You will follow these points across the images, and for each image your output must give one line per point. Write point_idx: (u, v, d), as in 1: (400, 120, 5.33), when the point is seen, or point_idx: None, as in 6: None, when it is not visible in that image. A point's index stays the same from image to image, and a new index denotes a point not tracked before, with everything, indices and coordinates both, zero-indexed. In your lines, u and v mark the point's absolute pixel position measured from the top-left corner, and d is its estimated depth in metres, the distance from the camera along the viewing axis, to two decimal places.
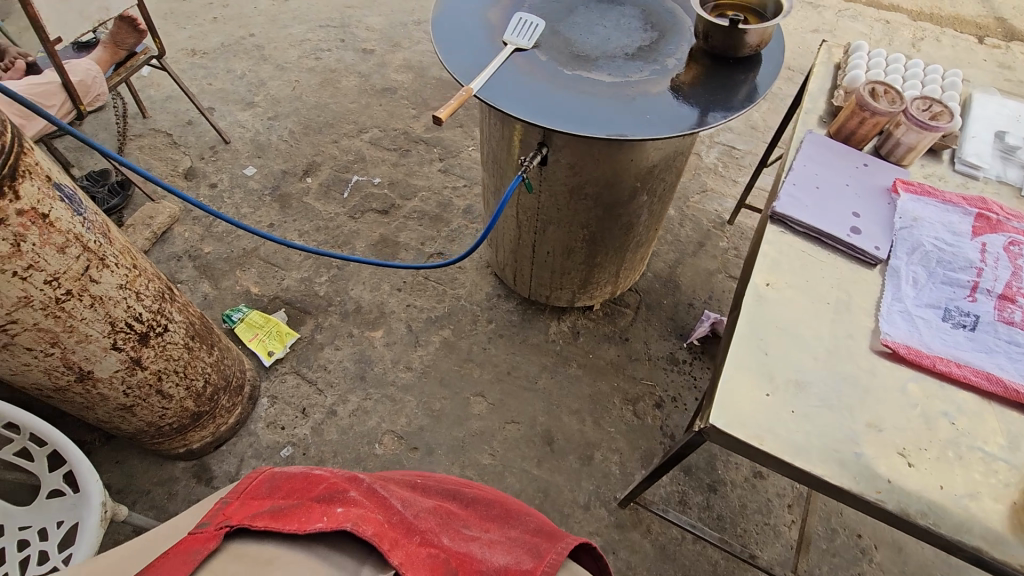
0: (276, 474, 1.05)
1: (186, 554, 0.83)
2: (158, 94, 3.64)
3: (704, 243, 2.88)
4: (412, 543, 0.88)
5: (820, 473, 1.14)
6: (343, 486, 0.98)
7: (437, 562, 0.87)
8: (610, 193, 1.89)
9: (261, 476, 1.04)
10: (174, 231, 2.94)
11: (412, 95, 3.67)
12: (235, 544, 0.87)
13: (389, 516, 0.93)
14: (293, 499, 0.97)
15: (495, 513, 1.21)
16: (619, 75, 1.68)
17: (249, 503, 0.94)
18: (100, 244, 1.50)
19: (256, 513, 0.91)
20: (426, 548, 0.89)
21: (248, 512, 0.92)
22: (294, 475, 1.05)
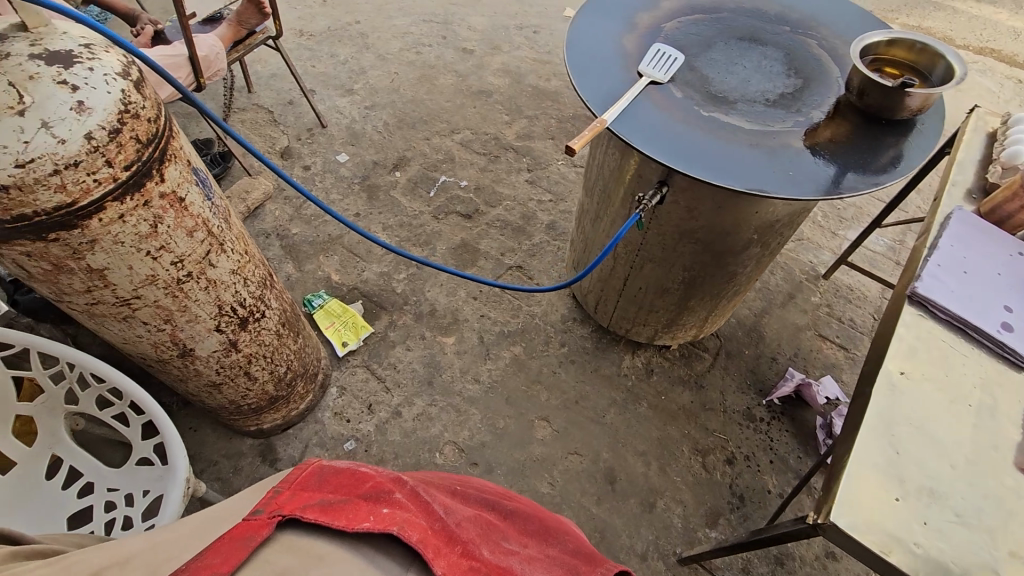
0: (323, 466, 0.95)
1: (237, 542, 0.76)
2: (264, 70, 3.75)
3: (795, 294, 2.72)
4: (454, 554, 0.81)
5: None
6: (389, 487, 0.90)
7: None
8: (723, 242, 1.80)
9: (309, 468, 0.94)
10: (265, 208, 3.02)
11: (507, 100, 3.64)
12: (287, 536, 0.80)
13: (433, 522, 0.86)
14: (340, 495, 0.89)
15: (536, 528, 1.22)
16: (758, 124, 1.60)
17: (300, 494, 0.87)
18: (222, 228, 1.53)
19: (307, 505, 0.84)
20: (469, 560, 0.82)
21: (299, 504, 0.84)
22: (341, 469, 0.95)
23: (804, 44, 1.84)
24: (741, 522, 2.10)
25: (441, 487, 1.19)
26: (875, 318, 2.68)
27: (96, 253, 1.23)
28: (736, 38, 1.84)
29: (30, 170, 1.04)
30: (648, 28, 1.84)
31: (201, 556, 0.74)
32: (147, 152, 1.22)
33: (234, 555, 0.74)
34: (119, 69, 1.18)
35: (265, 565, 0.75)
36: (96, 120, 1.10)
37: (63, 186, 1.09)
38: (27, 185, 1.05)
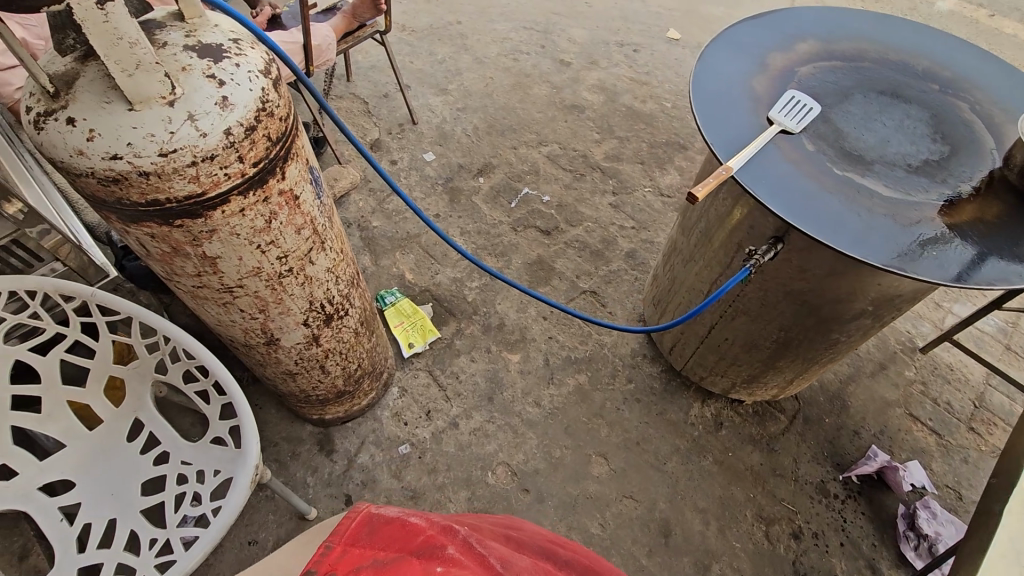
0: (372, 515, 1.00)
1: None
2: (364, 60, 3.82)
3: (886, 366, 2.57)
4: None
5: None
6: (440, 542, 0.95)
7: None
8: (833, 308, 1.67)
9: (360, 517, 0.99)
10: (350, 197, 3.07)
11: (599, 118, 3.57)
12: None
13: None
14: (391, 552, 0.93)
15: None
16: (898, 190, 1.46)
17: (352, 554, 0.91)
18: (325, 227, 1.53)
19: (362, 566, 0.88)
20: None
21: (352, 565, 0.89)
22: (390, 519, 1.00)
23: (954, 107, 1.68)
24: None
25: (491, 535, 1.21)
26: (976, 405, 2.48)
27: (213, 242, 1.24)
28: (877, 92, 1.71)
29: (171, 160, 1.05)
30: (781, 71, 1.73)
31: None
32: (275, 150, 1.21)
33: None
34: (262, 67, 1.17)
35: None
36: (236, 117, 1.10)
37: (197, 177, 1.09)
38: (166, 173, 1.06)
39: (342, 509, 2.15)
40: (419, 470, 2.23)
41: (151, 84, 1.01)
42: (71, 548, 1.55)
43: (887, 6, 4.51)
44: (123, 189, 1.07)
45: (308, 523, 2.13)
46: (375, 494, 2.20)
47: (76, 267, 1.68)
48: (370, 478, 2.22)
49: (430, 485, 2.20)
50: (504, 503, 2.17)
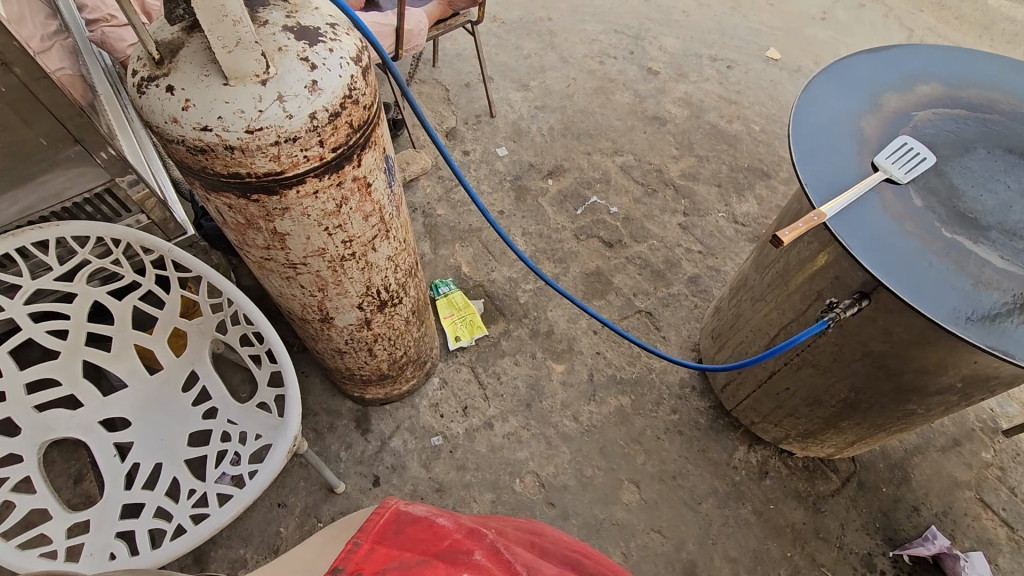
0: (400, 515, 0.99)
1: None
2: (451, 47, 3.84)
3: (960, 442, 2.37)
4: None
5: None
6: (466, 546, 0.95)
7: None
8: (916, 377, 1.52)
9: (386, 516, 0.99)
10: (419, 182, 3.10)
11: (680, 133, 3.44)
12: None
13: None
14: (419, 553, 0.91)
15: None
16: (1015, 262, 1.30)
17: (378, 554, 0.89)
18: (392, 215, 1.54)
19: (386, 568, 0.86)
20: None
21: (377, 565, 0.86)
22: (417, 521, 0.99)
23: None
24: None
25: (511, 536, 1.17)
26: None
27: (285, 220, 1.27)
28: (1004, 148, 1.54)
29: (256, 137, 1.07)
30: (895, 113, 1.59)
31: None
32: (355, 137, 1.22)
33: None
34: (353, 54, 1.17)
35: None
36: (322, 102, 1.10)
37: (278, 157, 1.11)
38: (249, 149, 1.08)
39: (370, 490, 2.19)
40: (449, 464, 2.24)
41: (248, 62, 1.03)
42: (118, 483, 1.63)
43: (1018, 47, 4.11)
44: (209, 159, 1.10)
45: (336, 497, 2.17)
46: (403, 480, 2.23)
47: (158, 221, 1.78)
48: (400, 464, 2.24)
49: (457, 482, 2.20)
50: (528, 514, 2.14)
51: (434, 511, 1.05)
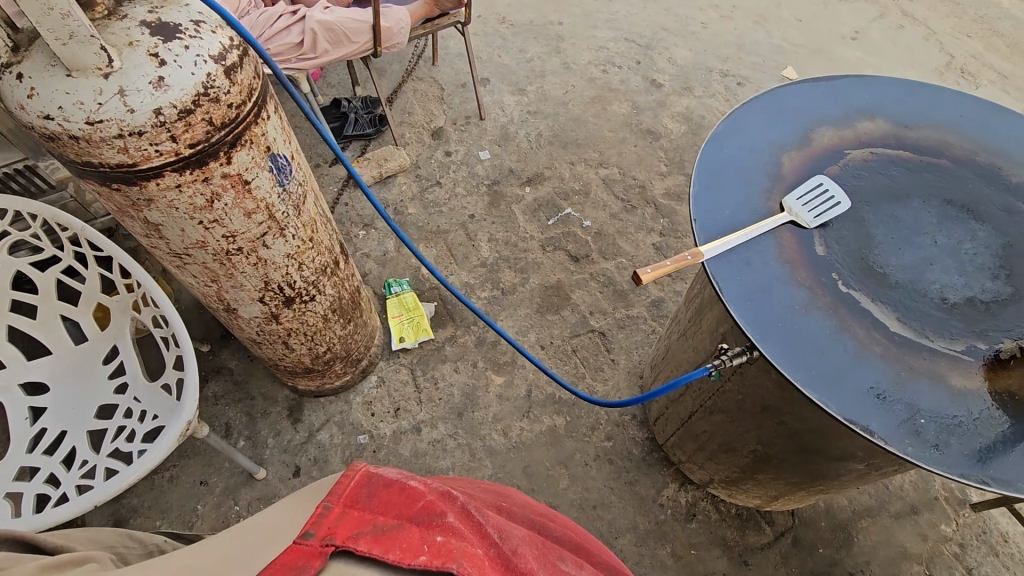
0: (372, 476, 0.88)
1: (289, 574, 0.69)
2: (455, 46, 3.83)
3: (918, 510, 2.15)
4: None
5: None
6: (441, 507, 0.83)
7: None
8: (815, 439, 1.41)
9: (357, 477, 0.87)
10: (396, 179, 3.11)
11: (673, 151, 3.34)
12: (339, 567, 0.71)
13: (486, 548, 0.79)
14: (392, 517, 0.80)
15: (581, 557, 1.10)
16: (911, 327, 1.19)
17: (351, 515, 0.79)
18: (287, 214, 1.54)
19: (359, 531, 0.76)
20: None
21: (352, 529, 0.76)
22: (391, 481, 0.87)
23: None
24: None
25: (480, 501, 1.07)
26: None
27: (152, 211, 1.29)
28: (943, 201, 1.41)
29: (98, 129, 1.09)
30: (826, 150, 1.50)
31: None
32: (219, 135, 1.23)
33: None
34: (216, 52, 1.20)
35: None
36: (169, 98, 1.12)
37: (125, 150, 1.13)
38: (93, 140, 1.10)
39: (289, 479, 2.19)
40: (368, 463, 2.22)
41: (88, 55, 1.06)
42: (22, 446, 1.67)
43: None
44: (60, 147, 1.13)
45: (254, 482, 2.19)
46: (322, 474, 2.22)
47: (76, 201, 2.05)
48: (322, 457, 2.24)
49: None
50: None
51: (407, 475, 0.94)
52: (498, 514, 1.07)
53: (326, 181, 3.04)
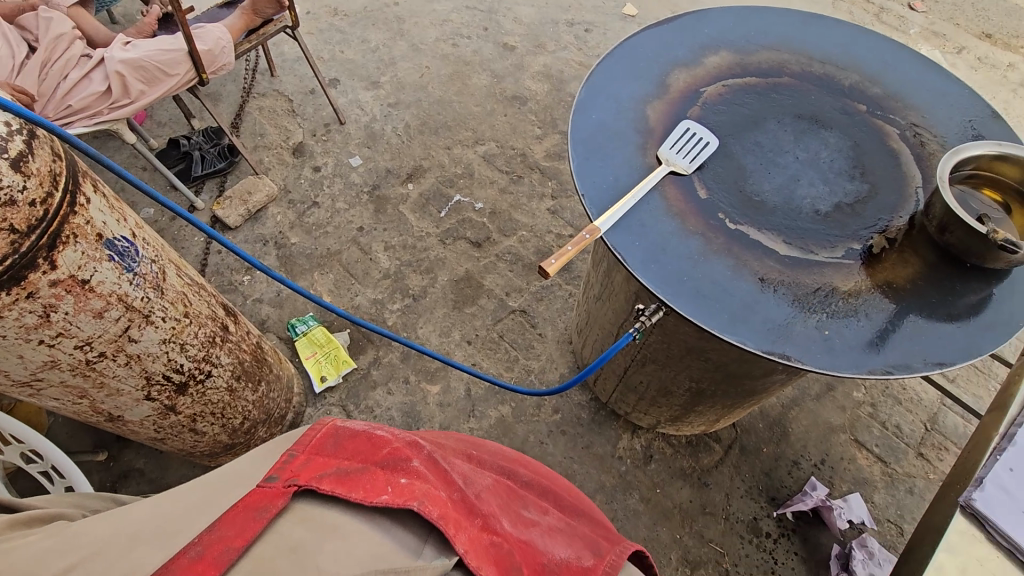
0: (339, 428, 0.88)
1: (250, 513, 0.71)
2: (291, 52, 3.54)
3: (833, 386, 2.38)
4: (474, 527, 0.75)
5: None
6: (407, 453, 0.83)
7: (501, 553, 0.74)
8: (738, 365, 1.48)
9: (324, 430, 0.87)
10: (267, 211, 2.85)
11: (542, 111, 3.34)
12: (302, 506, 0.74)
13: (451, 493, 0.79)
14: (356, 461, 0.82)
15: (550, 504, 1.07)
16: (797, 247, 1.26)
17: (315, 460, 0.81)
18: (148, 299, 1.35)
19: (322, 473, 0.77)
20: (490, 535, 0.76)
21: (315, 471, 0.78)
22: (357, 431, 0.88)
23: (880, 132, 1.49)
24: None
25: (447, 449, 1.02)
26: (928, 428, 2.29)
27: None
28: (794, 116, 1.51)
29: None
30: (683, 93, 1.54)
31: (213, 528, 0.69)
32: (29, 241, 1.05)
33: (249, 527, 0.69)
34: None
35: (279, 538, 0.69)
36: None
37: None
38: None
39: None
40: None
41: None
42: None
43: None
44: None
45: None
46: None
47: None
48: None
49: None
50: None
51: (376, 426, 0.94)
52: (467, 462, 1.02)
53: (188, 232, 2.73)
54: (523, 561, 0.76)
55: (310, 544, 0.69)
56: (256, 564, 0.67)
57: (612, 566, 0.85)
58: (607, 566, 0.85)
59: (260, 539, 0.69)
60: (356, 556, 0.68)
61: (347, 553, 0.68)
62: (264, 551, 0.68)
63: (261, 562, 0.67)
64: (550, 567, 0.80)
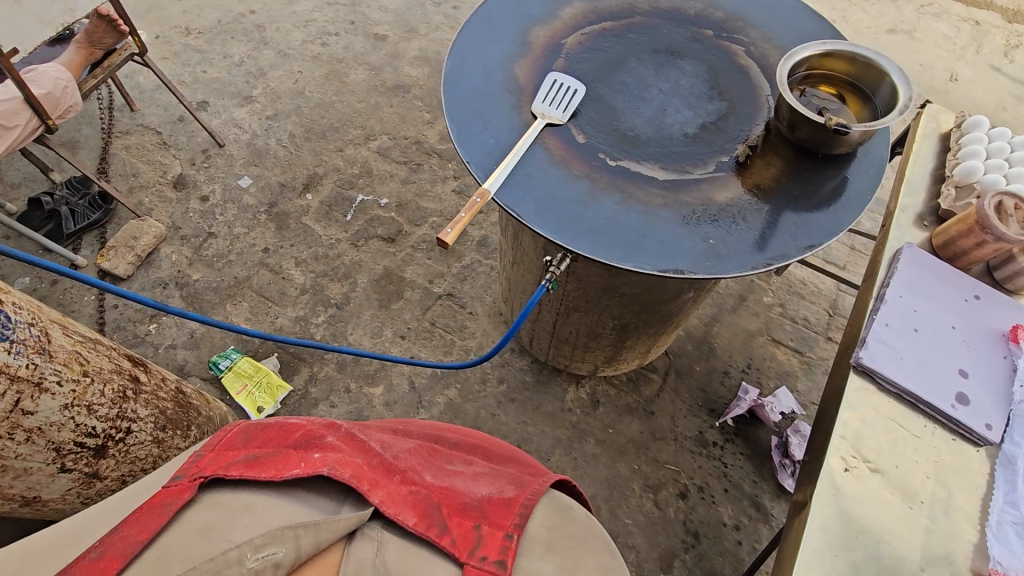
0: (249, 426, 0.92)
1: (155, 509, 0.75)
2: (147, 81, 3.28)
3: (746, 296, 2.57)
4: (393, 483, 0.81)
5: None
6: (320, 431, 0.86)
7: (419, 498, 0.80)
8: (649, 292, 1.58)
9: (233, 429, 0.91)
10: (160, 252, 2.67)
11: (428, 95, 3.33)
12: (212, 495, 0.78)
13: (368, 458, 0.83)
14: (268, 447, 0.85)
15: (477, 457, 1.09)
16: (674, 170, 1.35)
17: (223, 454, 0.84)
18: (34, 366, 1.25)
19: (231, 462, 0.81)
20: (408, 486, 0.81)
21: (222, 462, 0.82)
22: (267, 424, 0.91)
23: (729, 52, 1.60)
24: (696, 563, 1.94)
25: (371, 426, 1.05)
26: (830, 313, 2.53)
27: None
28: (651, 52, 1.59)
29: None
30: (546, 47, 1.58)
31: (118, 529, 0.73)
32: None
33: (154, 520, 0.73)
34: None
35: (187, 524, 0.74)
36: None
37: None
38: None
39: None
40: None
41: None
42: None
43: None
44: None
45: None
46: None
47: None
48: None
49: None
50: None
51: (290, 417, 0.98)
52: (392, 434, 1.05)
53: (75, 294, 2.51)
54: (443, 503, 0.81)
55: (221, 523, 0.73)
56: (162, 551, 0.70)
57: (534, 493, 0.87)
58: (529, 495, 0.86)
59: (167, 530, 0.73)
60: (268, 522, 0.73)
61: (259, 522, 0.73)
62: (173, 539, 0.72)
63: (167, 549, 0.71)
64: (472, 504, 0.83)
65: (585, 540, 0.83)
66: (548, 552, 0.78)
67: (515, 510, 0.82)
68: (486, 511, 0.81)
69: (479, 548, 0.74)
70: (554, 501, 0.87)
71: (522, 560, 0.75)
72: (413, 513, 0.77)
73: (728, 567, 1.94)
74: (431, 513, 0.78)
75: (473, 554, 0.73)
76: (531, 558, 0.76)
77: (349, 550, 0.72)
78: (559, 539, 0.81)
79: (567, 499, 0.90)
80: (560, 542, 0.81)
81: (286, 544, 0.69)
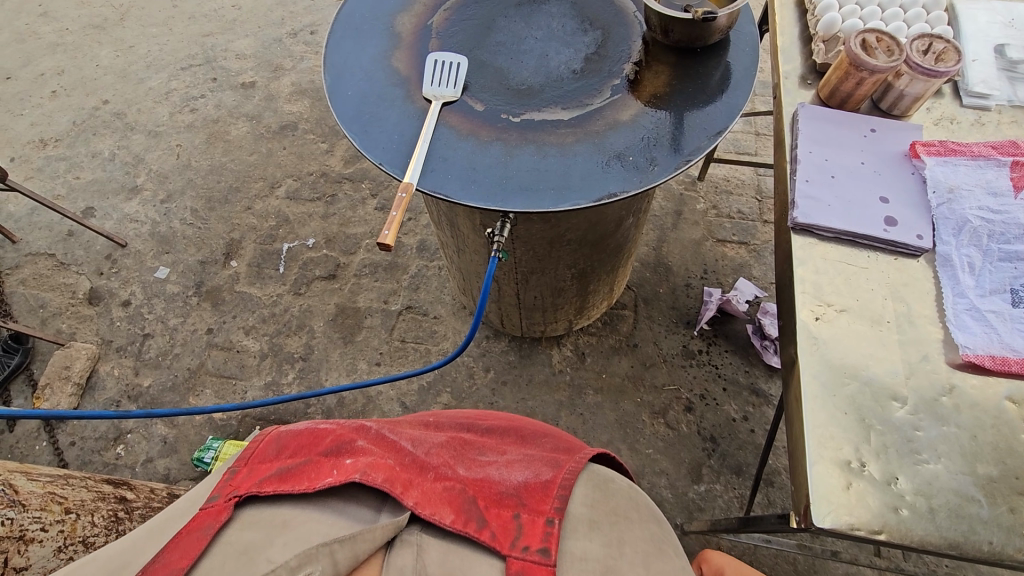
0: (281, 433, 0.89)
1: (195, 533, 0.71)
2: (19, 209, 3.04)
3: (681, 209, 2.67)
4: (427, 481, 0.80)
5: (968, 542, 0.99)
6: (351, 434, 0.85)
7: (455, 494, 0.80)
8: (592, 230, 1.64)
9: (266, 437, 0.89)
10: (100, 373, 2.50)
11: (317, 125, 3.27)
12: (249, 512, 0.76)
13: (401, 458, 0.83)
14: (300, 456, 0.83)
15: (512, 438, 1.06)
16: (575, 107, 1.39)
17: (256, 467, 0.82)
18: (9, 521, 1.18)
19: (264, 477, 0.79)
20: (442, 482, 0.81)
21: (256, 478, 0.80)
22: (298, 431, 0.88)
23: None
24: (723, 464, 2.03)
25: (401, 424, 1.05)
26: (759, 200, 2.69)
27: None
28: (515, 5, 1.62)
29: None
30: (415, 33, 1.59)
31: (159, 556, 0.69)
32: None
33: (193, 546, 0.69)
34: None
35: (228, 544, 0.70)
36: None
37: None
38: None
39: None
40: None
41: None
42: None
43: None
44: None
45: None
46: None
47: None
48: None
49: None
50: None
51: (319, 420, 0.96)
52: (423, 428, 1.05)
53: (24, 445, 2.32)
54: (480, 495, 0.81)
55: (261, 542, 0.70)
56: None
57: (571, 472, 0.88)
58: (567, 475, 0.88)
59: (208, 553, 0.69)
60: (308, 537, 0.70)
61: (298, 540, 0.69)
62: (215, 559, 0.68)
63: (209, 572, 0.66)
64: (509, 492, 0.83)
65: (629, 513, 0.89)
66: (592, 530, 0.80)
67: (554, 494, 0.83)
68: (525, 498, 0.81)
69: (521, 537, 0.74)
70: (593, 477, 0.92)
71: (566, 542, 0.77)
72: (449, 511, 0.77)
73: (751, 455, 2.04)
74: (468, 507, 0.78)
75: (514, 545, 0.73)
76: (575, 538, 0.78)
77: (389, 559, 0.71)
78: (601, 515, 0.84)
79: (601, 471, 0.96)
80: (602, 517, 0.84)
81: (321, 562, 0.66)
